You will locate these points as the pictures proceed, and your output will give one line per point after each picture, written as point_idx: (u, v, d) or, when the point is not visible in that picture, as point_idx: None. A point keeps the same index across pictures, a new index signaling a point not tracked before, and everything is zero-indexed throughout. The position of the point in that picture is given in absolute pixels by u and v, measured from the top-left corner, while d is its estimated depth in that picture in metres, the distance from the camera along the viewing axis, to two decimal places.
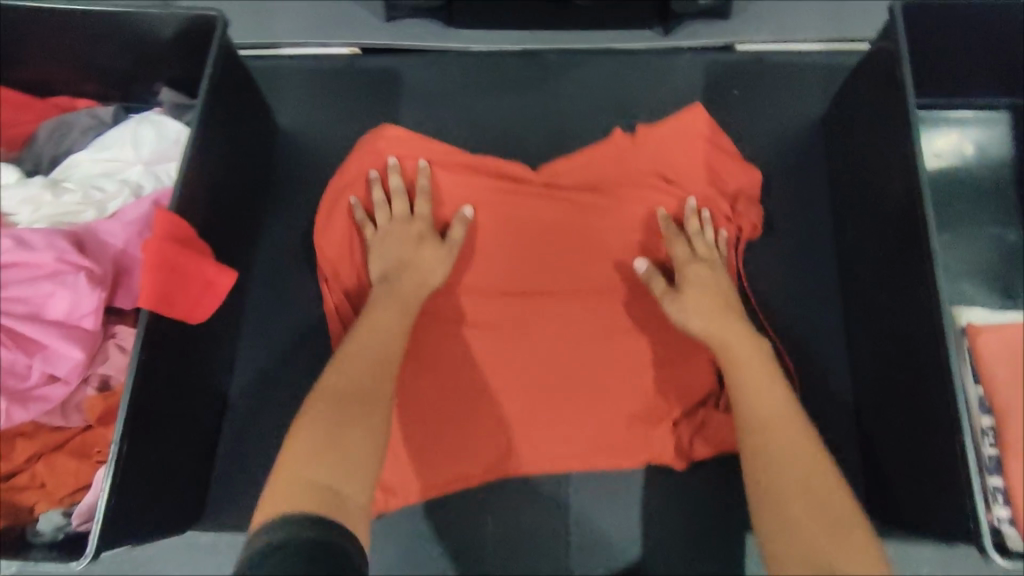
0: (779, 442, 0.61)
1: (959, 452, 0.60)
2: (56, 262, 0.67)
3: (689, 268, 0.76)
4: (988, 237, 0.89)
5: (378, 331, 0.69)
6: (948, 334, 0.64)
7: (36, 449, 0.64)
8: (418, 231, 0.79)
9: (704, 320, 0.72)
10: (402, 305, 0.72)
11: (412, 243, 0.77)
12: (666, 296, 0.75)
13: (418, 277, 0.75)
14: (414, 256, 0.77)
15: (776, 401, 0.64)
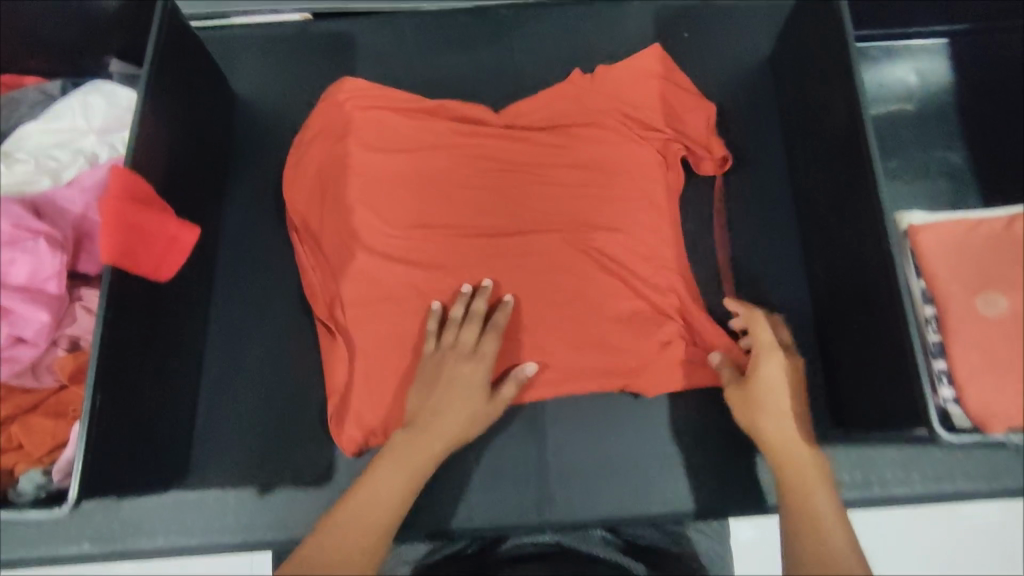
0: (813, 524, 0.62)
1: (907, 340, 0.63)
2: (12, 228, 0.66)
3: (766, 362, 0.70)
4: (935, 157, 0.91)
5: (397, 477, 0.68)
6: (890, 234, 0.67)
7: (11, 410, 0.65)
8: (467, 388, 0.74)
9: (775, 419, 0.68)
10: (416, 458, 0.70)
11: (461, 398, 0.74)
12: (730, 382, 0.73)
13: (463, 417, 0.73)
14: (466, 395, 0.74)
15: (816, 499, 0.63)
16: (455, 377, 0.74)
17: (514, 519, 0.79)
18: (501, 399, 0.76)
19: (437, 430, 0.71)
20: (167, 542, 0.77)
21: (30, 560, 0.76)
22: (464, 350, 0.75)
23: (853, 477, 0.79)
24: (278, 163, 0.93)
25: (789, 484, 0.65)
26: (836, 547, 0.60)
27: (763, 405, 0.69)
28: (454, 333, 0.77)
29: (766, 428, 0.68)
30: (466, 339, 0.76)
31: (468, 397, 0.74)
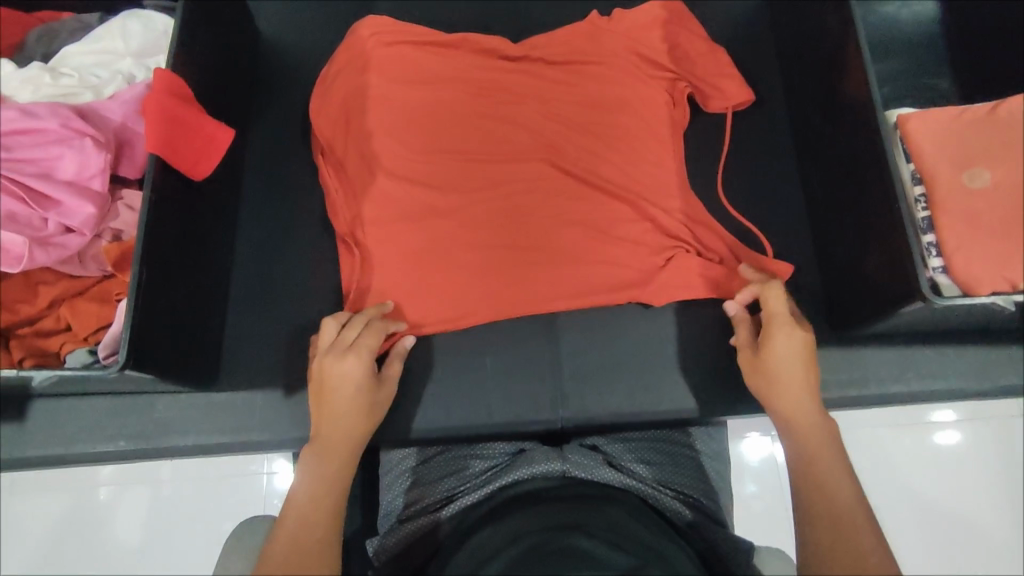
0: (821, 486, 0.60)
1: (898, 219, 0.68)
2: (61, 128, 0.70)
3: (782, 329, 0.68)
4: (924, 84, 0.97)
5: (325, 483, 0.63)
6: (882, 128, 0.72)
7: (59, 294, 0.69)
8: (355, 378, 0.70)
9: (787, 387, 0.66)
10: (324, 470, 0.64)
11: (352, 397, 0.69)
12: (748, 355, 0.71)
13: (364, 410, 0.70)
14: (352, 394, 0.69)
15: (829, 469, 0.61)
16: (344, 379, 0.69)
17: (530, 416, 0.84)
18: (388, 377, 0.75)
19: (345, 430, 0.68)
20: (197, 441, 0.80)
21: (69, 457, 0.79)
22: (342, 347, 0.72)
23: (851, 377, 0.82)
24: (300, 96, 0.98)
25: (801, 453, 0.63)
26: (839, 490, 0.59)
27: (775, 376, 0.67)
28: (338, 335, 0.73)
29: (785, 401, 0.66)
30: (346, 336, 0.73)
31: (359, 386, 0.70)
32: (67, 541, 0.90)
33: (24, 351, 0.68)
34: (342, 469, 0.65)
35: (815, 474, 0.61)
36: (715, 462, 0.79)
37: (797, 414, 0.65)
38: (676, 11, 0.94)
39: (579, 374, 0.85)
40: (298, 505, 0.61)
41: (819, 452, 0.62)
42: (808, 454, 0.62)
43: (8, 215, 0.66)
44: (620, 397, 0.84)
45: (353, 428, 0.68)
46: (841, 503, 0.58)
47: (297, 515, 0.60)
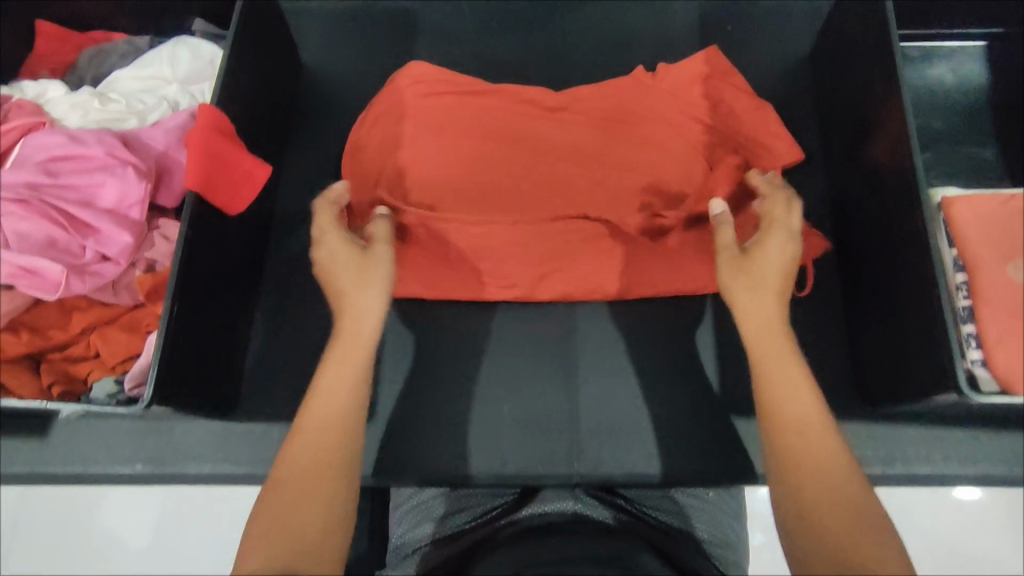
0: (789, 414, 0.59)
1: (937, 307, 0.66)
2: (106, 156, 0.73)
3: (772, 233, 0.67)
4: (968, 153, 0.95)
5: (337, 390, 0.63)
6: (926, 208, 0.70)
7: (90, 322, 0.70)
8: (346, 258, 0.67)
9: (761, 295, 0.65)
10: (348, 367, 0.64)
11: (356, 277, 0.67)
12: (727, 251, 0.67)
13: (359, 298, 0.66)
14: (363, 283, 0.67)
15: (789, 374, 0.61)
16: (341, 267, 0.67)
17: (544, 468, 0.83)
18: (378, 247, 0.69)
19: (354, 335, 0.66)
20: (213, 469, 0.81)
21: (88, 476, 0.80)
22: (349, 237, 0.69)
23: (876, 452, 0.81)
24: (336, 127, 0.99)
25: (761, 382, 0.62)
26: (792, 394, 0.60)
27: (756, 278, 0.65)
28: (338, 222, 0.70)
29: (755, 308, 0.65)
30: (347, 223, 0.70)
31: (347, 264, 0.67)
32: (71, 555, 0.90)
33: (52, 377, 0.68)
34: (341, 375, 0.63)
35: (777, 399, 0.60)
36: (732, 522, 0.78)
37: (759, 325, 0.64)
38: (717, 66, 0.94)
39: (597, 427, 0.84)
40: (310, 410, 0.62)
41: (778, 372, 0.62)
42: (765, 379, 0.62)
43: (48, 240, 0.67)
44: (638, 454, 0.83)
45: (352, 330, 0.66)
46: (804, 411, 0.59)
47: (302, 434, 0.61)
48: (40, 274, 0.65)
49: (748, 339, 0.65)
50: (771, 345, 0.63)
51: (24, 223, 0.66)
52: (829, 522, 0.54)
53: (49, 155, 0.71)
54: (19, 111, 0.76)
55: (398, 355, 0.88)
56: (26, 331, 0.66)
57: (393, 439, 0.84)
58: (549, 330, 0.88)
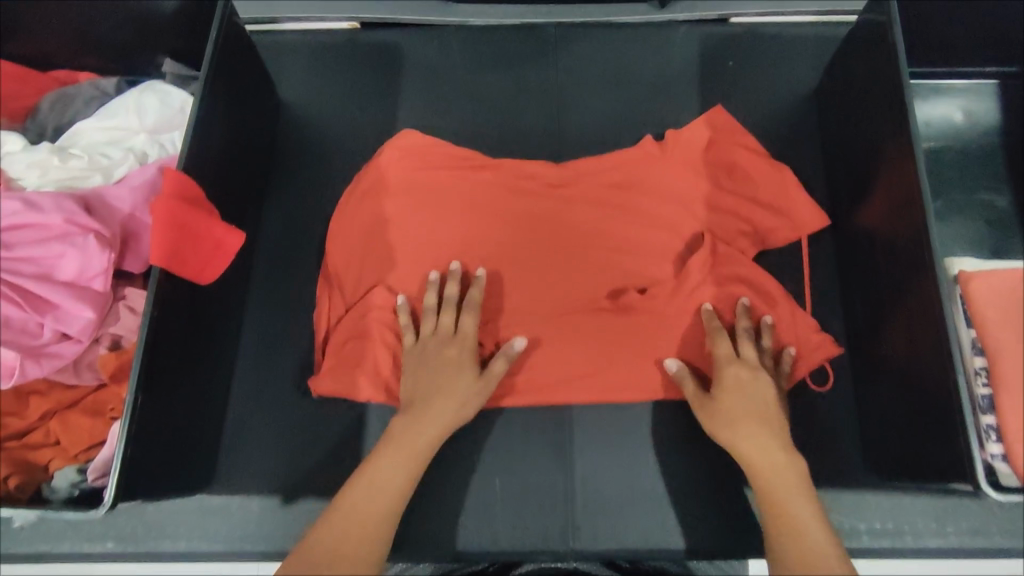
0: (789, 535, 0.64)
1: (953, 392, 0.63)
2: (65, 224, 0.67)
3: (728, 367, 0.75)
4: (978, 199, 0.92)
5: (385, 485, 0.68)
6: (941, 282, 0.67)
7: (49, 406, 0.65)
8: (450, 365, 0.75)
9: (741, 430, 0.71)
10: (415, 443, 0.70)
11: (448, 375, 0.74)
12: (697, 400, 0.75)
13: (445, 411, 0.73)
14: (449, 384, 0.74)
15: (794, 500, 0.66)
16: (448, 380, 0.74)
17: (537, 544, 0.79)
18: (492, 373, 0.75)
19: (425, 420, 0.72)
20: (188, 547, 0.77)
21: (53, 556, 0.76)
22: (448, 335, 0.76)
23: (884, 526, 0.78)
24: (318, 171, 0.94)
25: (767, 503, 0.67)
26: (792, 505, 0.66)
27: (726, 415, 0.72)
28: (442, 316, 0.77)
29: (740, 444, 0.71)
30: (445, 323, 0.77)
31: (445, 371, 0.74)
32: None
33: (11, 468, 0.63)
34: (396, 473, 0.69)
35: (787, 523, 0.65)
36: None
37: (755, 461, 0.70)
38: (717, 127, 0.92)
39: (595, 500, 0.80)
40: (365, 492, 0.66)
41: (786, 499, 0.67)
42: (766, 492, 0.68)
43: (2, 319, 0.63)
44: (637, 530, 0.79)
45: (424, 429, 0.71)
46: (798, 522, 0.65)
47: (342, 514, 0.65)
48: None
49: (748, 473, 0.70)
50: (767, 472, 0.68)
51: None
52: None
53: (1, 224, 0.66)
54: None
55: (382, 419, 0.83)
56: None
57: None
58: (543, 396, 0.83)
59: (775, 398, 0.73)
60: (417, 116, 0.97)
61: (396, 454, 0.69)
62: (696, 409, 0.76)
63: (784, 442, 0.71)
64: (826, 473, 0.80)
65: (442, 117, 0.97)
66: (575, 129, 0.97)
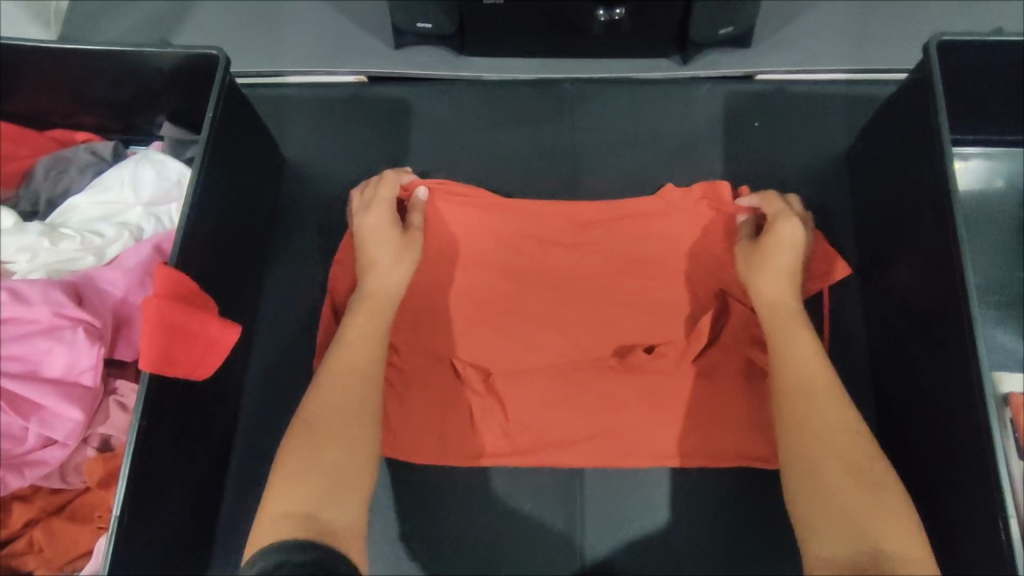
0: (795, 414, 0.65)
1: (1004, 528, 0.62)
2: (52, 316, 0.64)
3: (783, 223, 0.76)
4: (1018, 279, 0.86)
5: (348, 404, 0.67)
6: (988, 403, 0.64)
7: (33, 514, 0.62)
8: (379, 237, 0.78)
9: (773, 275, 0.74)
10: (382, 305, 0.75)
11: (397, 242, 0.78)
12: (742, 244, 0.79)
13: (393, 286, 0.76)
14: (397, 255, 0.77)
15: (813, 368, 0.68)
16: (387, 288, 0.75)
17: None
18: (416, 228, 0.80)
19: (379, 299, 0.75)
20: None
21: None
22: (382, 204, 0.80)
23: None
24: (321, 235, 0.90)
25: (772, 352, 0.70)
26: (805, 359, 0.69)
27: (766, 262, 0.75)
28: (380, 191, 0.81)
29: (768, 287, 0.74)
30: (377, 197, 0.81)
31: (392, 248, 0.77)
32: None
33: None
34: (359, 379, 0.68)
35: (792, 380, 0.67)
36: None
37: (778, 304, 0.73)
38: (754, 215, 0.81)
39: None
40: (345, 366, 0.69)
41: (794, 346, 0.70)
42: (785, 362, 0.69)
43: None
44: None
45: (383, 315, 0.74)
46: (814, 386, 0.67)
47: (310, 435, 0.64)
48: None
49: (764, 307, 0.74)
50: (787, 312, 0.72)
51: None
52: (842, 493, 0.59)
53: None
54: None
55: (382, 506, 0.80)
56: None
57: None
58: (550, 491, 0.80)
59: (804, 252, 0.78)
60: (427, 177, 0.93)
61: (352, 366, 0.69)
62: (738, 255, 0.79)
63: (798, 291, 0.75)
64: None
65: (452, 177, 0.93)
66: (591, 192, 0.93)
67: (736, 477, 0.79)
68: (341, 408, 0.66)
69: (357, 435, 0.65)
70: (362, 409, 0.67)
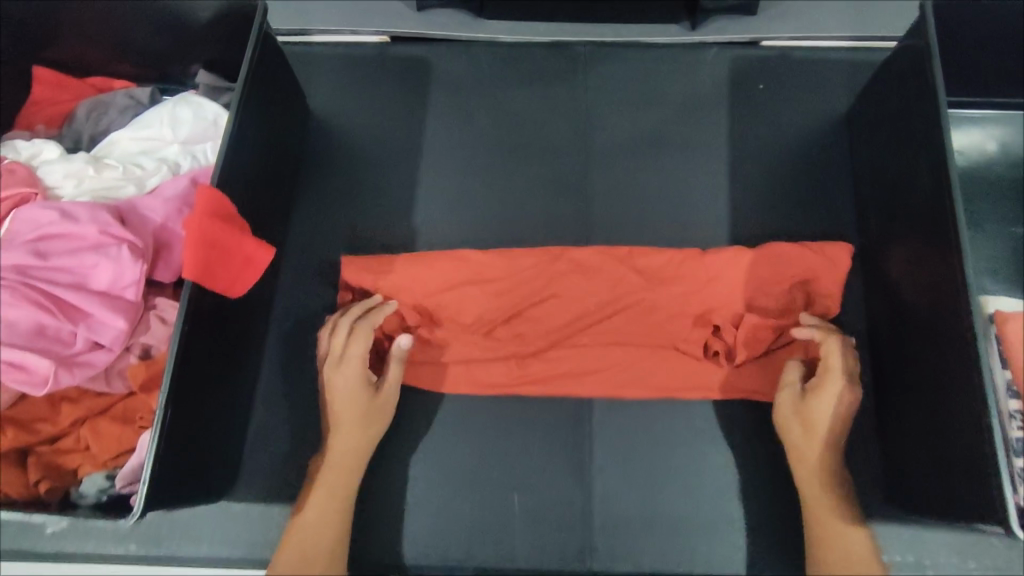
0: (835, 565, 0.70)
1: (988, 436, 0.63)
2: (99, 235, 0.68)
3: (848, 389, 0.75)
4: (1012, 233, 0.90)
5: (321, 529, 0.71)
6: (975, 322, 0.67)
7: (80, 414, 0.67)
8: (353, 399, 0.75)
9: (817, 444, 0.75)
10: (341, 474, 0.74)
11: (354, 398, 0.75)
12: (790, 392, 0.76)
13: (355, 452, 0.75)
14: (358, 411, 0.75)
15: (850, 542, 0.71)
16: (346, 453, 0.74)
17: (551, 565, 0.78)
18: (390, 385, 0.77)
19: (341, 439, 0.75)
20: (210, 552, 0.79)
21: (78, 556, 0.78)
22: (336, 358, 0.76)
23: (906, 558, 0.78)
24: (345, 183, 0.94)
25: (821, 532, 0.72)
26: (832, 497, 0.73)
27: (812, 422, 0.75)
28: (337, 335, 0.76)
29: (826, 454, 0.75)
30: (336, 346, 0.76)
31: (367, 420, 0.76)
32: None
33: (42, 472, 0.65)
34: (325, 544, 0.70)
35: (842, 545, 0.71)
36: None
37: (816, 469, 0.75)
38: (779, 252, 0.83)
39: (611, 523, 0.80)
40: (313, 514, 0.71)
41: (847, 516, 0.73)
42: (808, 476, 0.75)
43: (37, 328, 0.64)
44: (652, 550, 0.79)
45: (354, 452, 0.75)
46: (832, 512, 0.73)
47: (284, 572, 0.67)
48: (28, 369, 0.63)
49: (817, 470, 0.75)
50: (827, 477, 0.74)
51: (10, 310, 0.63)
52: None
53: (41, 235, 0.67)
54: (10, 176, 0.72)
55: (398, 432, 0.83)
56: (12, 427, 0.64)
57: (396, 526, 0.80)
58: (558, 421, 0.83)
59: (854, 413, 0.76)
60: (446, 131, 0.97)
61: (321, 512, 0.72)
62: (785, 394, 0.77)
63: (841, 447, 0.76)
64: None
65: (469, 131, 0.97)
66: (602, 147, 0.97)
67: (739, 410, 0.83)
68: (311, 555, 0.69)
69: (324, 563, 0.69)
70: (335, 542, 0.71)
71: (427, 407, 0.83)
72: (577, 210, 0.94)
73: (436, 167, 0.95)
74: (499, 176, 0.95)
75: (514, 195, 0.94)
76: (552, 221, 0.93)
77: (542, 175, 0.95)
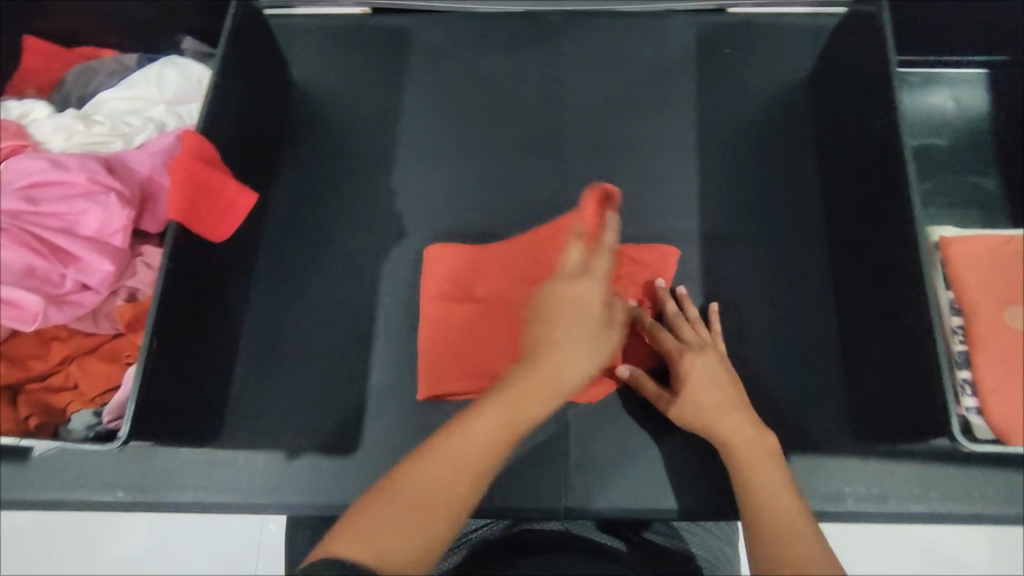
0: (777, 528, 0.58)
1: (933, 352, 0.69)
2: (88, 181, 0.69)
3: (683, 359, 0.76)
4: (969, 182, 0.94)
5: (473, 441, 0.59)
6: (921, 248, 0.72)
7: (69, 352, 0.71)
8: (591, 324, 0.65)
9: (711, 411, 0.72)
10: (528, 399, 0.61)
11: (579, 317, 0.65)
12: (663, 398, 0.76)
13: (550, 373, 0.63)
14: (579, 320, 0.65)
15: (782, 498, 0.62)
16: (556, 378, 0.63)
17: (528, 502, 0.81)
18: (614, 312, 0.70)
19: (548, 377, 0.63)
20: (195, 497, 0.80)
21: (67, 503, 0.80)
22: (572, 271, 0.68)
23: (870, 490, 0.81)
24: (326, 147, 0.97)
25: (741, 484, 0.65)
26: (768, 471, 0.65)
27: (689, 399, 0.74)
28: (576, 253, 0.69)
29: (714, 428, 0.71)
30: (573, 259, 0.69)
31: (596, 342, 0.65)
32: (52, 565, 0.91)
33: (31, 409, 0.69)
34: (461, 493, 0.57)
35: (757, 492, 0.63)
36: (724, 545, 0.79)
37: (736, 435, 0.69)
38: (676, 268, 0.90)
39: (587, 462, 0.83)
40: (469, 438, 0.59)
41: (758, 465, 0.66)
42: (737, 445, 0.69)
43: (27, 269, 0.66)
44: (622, 488, 0.81)
45: (547, 381, 0.62)
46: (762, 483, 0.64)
47: (437, 471, 0.57)
48: (18, 305, 0.65)
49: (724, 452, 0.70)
50: (760, 446, 0.68)
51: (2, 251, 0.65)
52: None
53: (30, 181, 0.69)
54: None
55: (379, 380, 0.85)
56: (3, 362, 0.68)
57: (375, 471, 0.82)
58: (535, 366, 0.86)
59: (728, 370, 0.76)
60: (423, 96, 1.00)
61: (453, 463, 0.58)
62: (665, 407, 0.77)
63: (744, 409, 0.73)
64: (810, 437, 0.83)
65: (447, 96, 1.00)
66: (576, 110, 1.00)
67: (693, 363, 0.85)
68: (433, 488, 0.56)
69: (439, 496, 0.56)
70: (468, 466, 0.58)
71: (405, 353, 0.86)
72: (552, 170, 0.96)
73: (414, 129, 0.98)
74: (477, 138, 0.98)
75: (491, 155, 0.97)
76: (528, 179, 0.96)
77: (518, 137, 0.98)
